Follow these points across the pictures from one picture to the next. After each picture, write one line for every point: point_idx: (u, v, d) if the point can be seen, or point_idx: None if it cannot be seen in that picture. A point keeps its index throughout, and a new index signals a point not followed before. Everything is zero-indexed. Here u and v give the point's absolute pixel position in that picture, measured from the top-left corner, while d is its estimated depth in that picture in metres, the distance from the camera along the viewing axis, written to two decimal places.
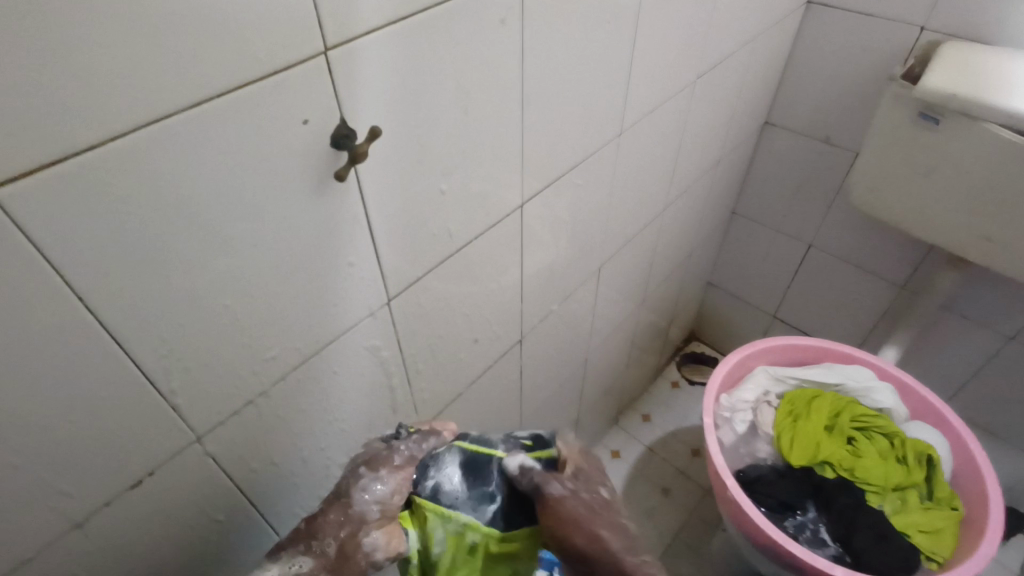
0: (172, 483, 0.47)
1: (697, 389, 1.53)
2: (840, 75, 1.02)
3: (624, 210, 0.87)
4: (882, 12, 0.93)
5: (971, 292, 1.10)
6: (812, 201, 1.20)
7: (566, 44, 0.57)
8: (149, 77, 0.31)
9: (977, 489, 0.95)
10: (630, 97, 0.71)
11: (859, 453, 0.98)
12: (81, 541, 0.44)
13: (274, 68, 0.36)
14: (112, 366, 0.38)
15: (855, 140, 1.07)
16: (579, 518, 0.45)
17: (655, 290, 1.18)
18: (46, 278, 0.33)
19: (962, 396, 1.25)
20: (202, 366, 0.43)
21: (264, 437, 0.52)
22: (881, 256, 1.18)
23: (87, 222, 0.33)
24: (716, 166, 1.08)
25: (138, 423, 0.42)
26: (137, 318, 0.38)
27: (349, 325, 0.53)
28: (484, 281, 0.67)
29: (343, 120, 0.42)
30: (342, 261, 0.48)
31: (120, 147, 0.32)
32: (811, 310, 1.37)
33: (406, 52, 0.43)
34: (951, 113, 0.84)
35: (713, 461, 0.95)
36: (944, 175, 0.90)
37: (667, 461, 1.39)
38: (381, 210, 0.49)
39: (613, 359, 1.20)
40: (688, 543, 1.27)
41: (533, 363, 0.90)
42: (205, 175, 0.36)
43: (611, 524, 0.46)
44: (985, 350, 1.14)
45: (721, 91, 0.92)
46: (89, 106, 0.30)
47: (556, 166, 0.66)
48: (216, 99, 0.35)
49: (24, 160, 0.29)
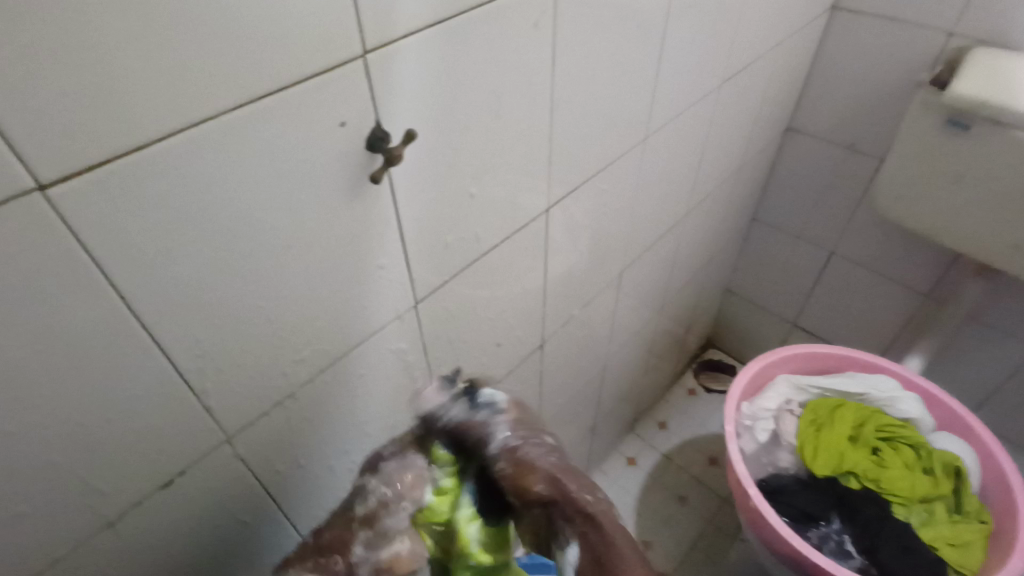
0: (203, 484, 0.47)
1: (714, 396, 1.52)
2: (864, 81, 1.01)
3: (646, 215, 0.86)
4: (910, 16, 0.92)
5: (999, 301, 1.08)
6: (834, 208, 1.19)
7: (596, 47, 0.56)
8: (197, 80, 0.32)
9: (1007, 501, 0.93)
10: (656, 102, 0.71)
11: (884, 465, 0.96)
12: (112, 540, 0.44)
13: (317, 71, 0.37)
14: (150, 365, 0.39)
15: (879, 146, 1.06)
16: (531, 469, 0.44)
17: (674, 296, 1.18)
18: (92, 279, 0.33)
19: (988, 408, 1.22)
20: (235, 367, 0.43)
21: (292, 440, 0.52)
22: (905, 263, 1.16)
23: (133, 224, 0.33)
24: (737, 172, 1.08)
25: (173, 421, 0.42)
26: (175, 317, 0.38)
27: (378, 328, 0.53)
28: (507, 285, 0.67)
29: (379, 124, 0.42)
30: (373, 264, 0.49)
31: (165, 147, 0.32)
32: (833, 317, 1.35)
33: (441, 55, 0.43)
34: (979, 119, 0.83)
35: (735, 471, 0.94)
36: (973, 181, 0.89)
37: (683, 469, 1.38)
38: (410, 213, 0.49)
39: (631, 365, 1.19)
40: (706, 553, 1.25)
41: (553, 367, 0.89)
42: (244, 178, 0.37)
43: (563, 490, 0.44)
44: (1012, 360, 1.12)
45: (745, 95, 0.91)
46: (140, 107, 0.30)
47: (582, 171, 0.66)
48: (260, 100, 0.35)
49: (76, 160, 0.30)
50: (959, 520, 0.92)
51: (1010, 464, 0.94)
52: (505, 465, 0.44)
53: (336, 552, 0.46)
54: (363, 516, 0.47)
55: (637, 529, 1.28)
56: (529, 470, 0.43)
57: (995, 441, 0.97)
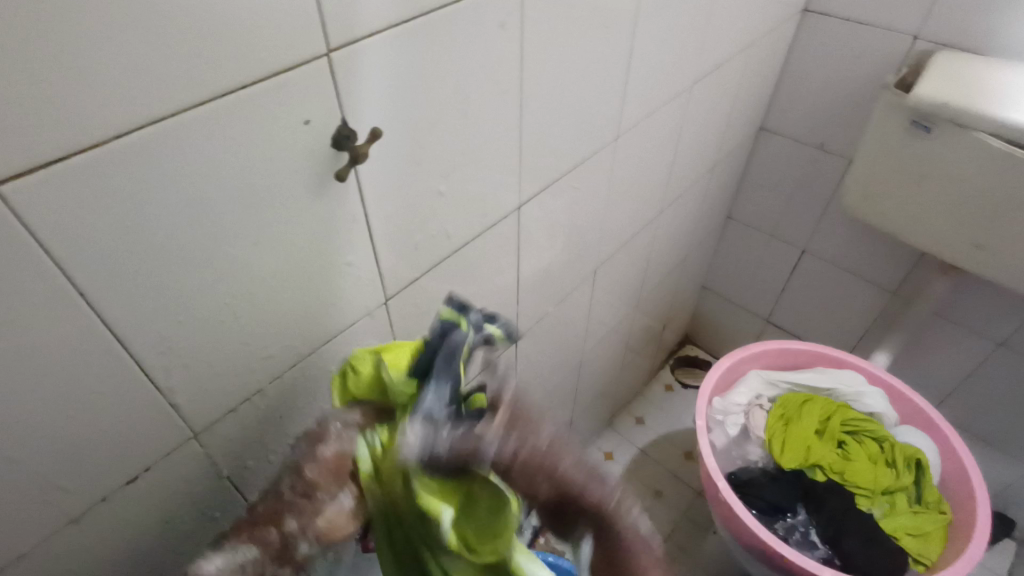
0: (167, 479, 0.47)
1: (690, 391, 1.54)
2: (833, 83, 1.03)
3: (620, 212, 0.87)
4: (878, 19, 0.94)
5: (962, 298, 1.11)
6: (805, 206, 1.21)
7: (564, 46, 0.57)
8: (155, 75, 0.32)
9: (965, 491, 0.96)
10: (628, 100, 0.72)
11: (848, 458, 0.99)
12: (76, 536, 0.44)
13: (279, 70, 0.37)
14: (113, 362, 0.39)
15: (848, 145, 1.08)
16: (538, 465, 0.41)
17: (649, 293, 1.19)
18: (51, 276, 0.33)
19: (951, 402, 1.26)
20: (201, 364, 0.44)
21: (261, 435, 0.53)
22: (874, 260, 1.18)
23: (92, 221, 0.33)
24: (711, 171, 1.09)
25: (136, 417, 0.42)
26: (137, 315, 0.38)
27: (348, 324, 0.53)
28: (480, 282, 0.67)
29: (344, 122, 0.42)
30: (341, 261, 0.49)
31: (126, 144, 0.32)
32: (805, 314, 1.37)
33: (405, 53, 0.43)
34: (940, 122, 0.85)
35: (705, 464, 0.96)
36: (936, 181, 0.91)
37: (660, 463, 1.40)
38: (379, 211, 0.49)
39: (607, 361, 1.20)
40: (680, 546, 1.27)
41: (528, 363, 0.90)
42: (206, 174, 0.37)
43: (568, 455, 0.42)
44: (975, 355, 1.16)
45: (716, 95, 0.92)
46: (98, 104, 0.31)
47: (554, 169, 0.67)
48: (222, 98, 0.35)
49: (31, 157, 0.30)
50: (921, 510, 0.95)
51: (968, 454, 0.98)
52: (521, 466, 0.41)
53: (271, 525, 0.41)
54: (268, 513, 0.42)
55: None
56: (534, 473, 0.41)
57: (956, 432, 1.00)
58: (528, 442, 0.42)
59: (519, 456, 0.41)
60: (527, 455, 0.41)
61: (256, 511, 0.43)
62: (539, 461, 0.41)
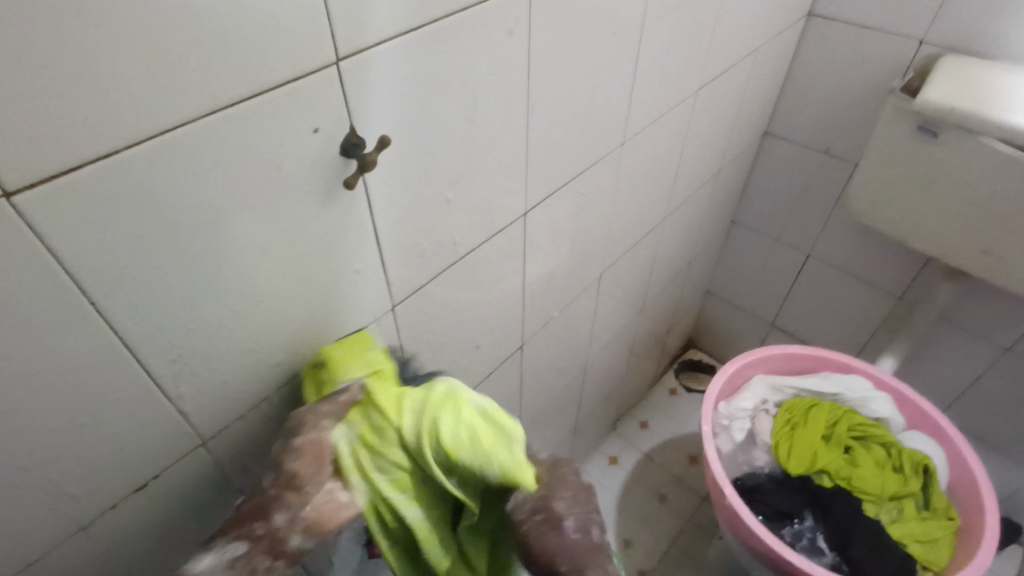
0: (175, 486, 0.47)
1: (694, 396, 1.54)
2: (838, 88, 1.03)
3: (625, 218, 0.87)
4: (883, 24, 0.94)
5: (968, 303, 1.10)
6: (810, 210, 1.21)
7: (571, 54, 0.57)
8: (167, 85, 0.32)
9: (972, 497, 0.96)
10: (634, 106, 0.72)
11: (855, 464, 0.99)
12: (84, 544, 0.44)
13: (289, 79, 0.37)
14: (123, 369, 0.39)
15: (853, 150, 1.08)
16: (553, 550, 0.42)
17: (654, 297, 1.19)
18: (63, 285, 0.33)
19: (957, 408, 1.25)
20: (209, 371, 0.44)
21: (268, 442, 0.53)
22: (880, 265, 1.18)
23: (103, 229, 0.33)
24: (716, 175, 1.09)
25: (145, 424, 0.42)
26: (147, 323, 0.38)
27: (355, 331, 0.53)
28: (486, 287, 0.67)
29: (353, 130, 0.42)
30: (349, 268, 0.49)
31: (137, 154, 0.33)
32: (810, 318, 1.37)
33: (414, 61, 0.43)
34: (946, 127, 0.85)
35: (712, 469, 0.96)
36: (942, 186, 0.91)
37: (664, 468, 1.40)
38: (387, 217, 0.49)
39: (611, 366, 1.20)
40: (685, 551, 1.26)
41: (534, 369, 0.90)
42: (216, 183, 0.37)
43: (582, 533, 0.43)
44: (981, 360, 1.15)
45: (722, 101, 0.92)
46: (111, 113, 0.31)
47: (560, 175, 0.67)
48: (232, 108, 0.35)
49: (44, 167, 0.30)
50: (929, 517, 0.94)
51: (975, 460, 0.97)
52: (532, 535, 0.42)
53: (259, 518, 0.41)
54: (252, 511, 0.41)
55: (617, 527, 1.30)
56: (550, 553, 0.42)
57: (963, 438, 1.00)
58: (550, 516, 0.42)
59: (541, 537, 0.42)
60: (544, 534, 0.42)
61: (240, 511, 0.42)
62: (551, 537, 0.42)
